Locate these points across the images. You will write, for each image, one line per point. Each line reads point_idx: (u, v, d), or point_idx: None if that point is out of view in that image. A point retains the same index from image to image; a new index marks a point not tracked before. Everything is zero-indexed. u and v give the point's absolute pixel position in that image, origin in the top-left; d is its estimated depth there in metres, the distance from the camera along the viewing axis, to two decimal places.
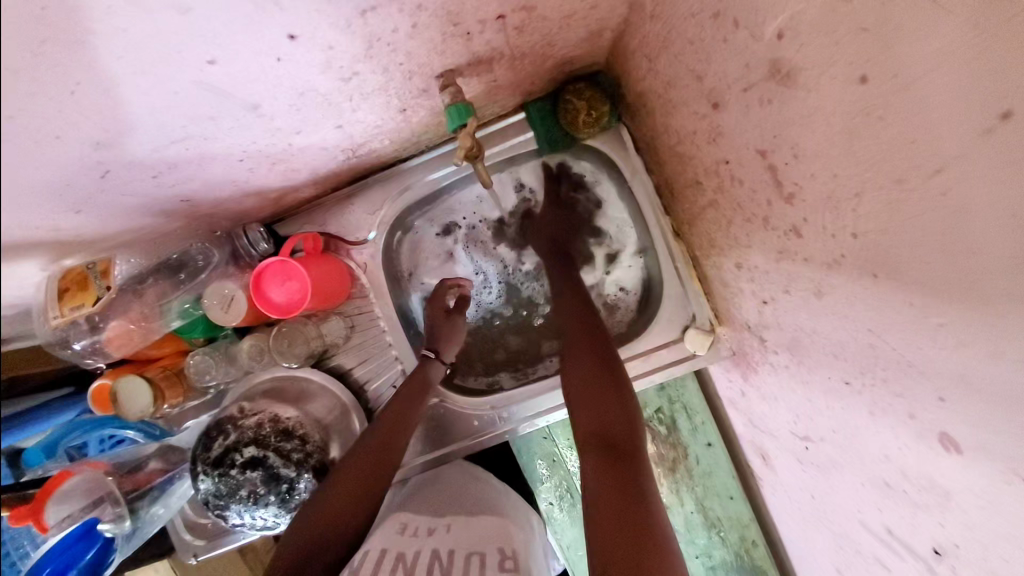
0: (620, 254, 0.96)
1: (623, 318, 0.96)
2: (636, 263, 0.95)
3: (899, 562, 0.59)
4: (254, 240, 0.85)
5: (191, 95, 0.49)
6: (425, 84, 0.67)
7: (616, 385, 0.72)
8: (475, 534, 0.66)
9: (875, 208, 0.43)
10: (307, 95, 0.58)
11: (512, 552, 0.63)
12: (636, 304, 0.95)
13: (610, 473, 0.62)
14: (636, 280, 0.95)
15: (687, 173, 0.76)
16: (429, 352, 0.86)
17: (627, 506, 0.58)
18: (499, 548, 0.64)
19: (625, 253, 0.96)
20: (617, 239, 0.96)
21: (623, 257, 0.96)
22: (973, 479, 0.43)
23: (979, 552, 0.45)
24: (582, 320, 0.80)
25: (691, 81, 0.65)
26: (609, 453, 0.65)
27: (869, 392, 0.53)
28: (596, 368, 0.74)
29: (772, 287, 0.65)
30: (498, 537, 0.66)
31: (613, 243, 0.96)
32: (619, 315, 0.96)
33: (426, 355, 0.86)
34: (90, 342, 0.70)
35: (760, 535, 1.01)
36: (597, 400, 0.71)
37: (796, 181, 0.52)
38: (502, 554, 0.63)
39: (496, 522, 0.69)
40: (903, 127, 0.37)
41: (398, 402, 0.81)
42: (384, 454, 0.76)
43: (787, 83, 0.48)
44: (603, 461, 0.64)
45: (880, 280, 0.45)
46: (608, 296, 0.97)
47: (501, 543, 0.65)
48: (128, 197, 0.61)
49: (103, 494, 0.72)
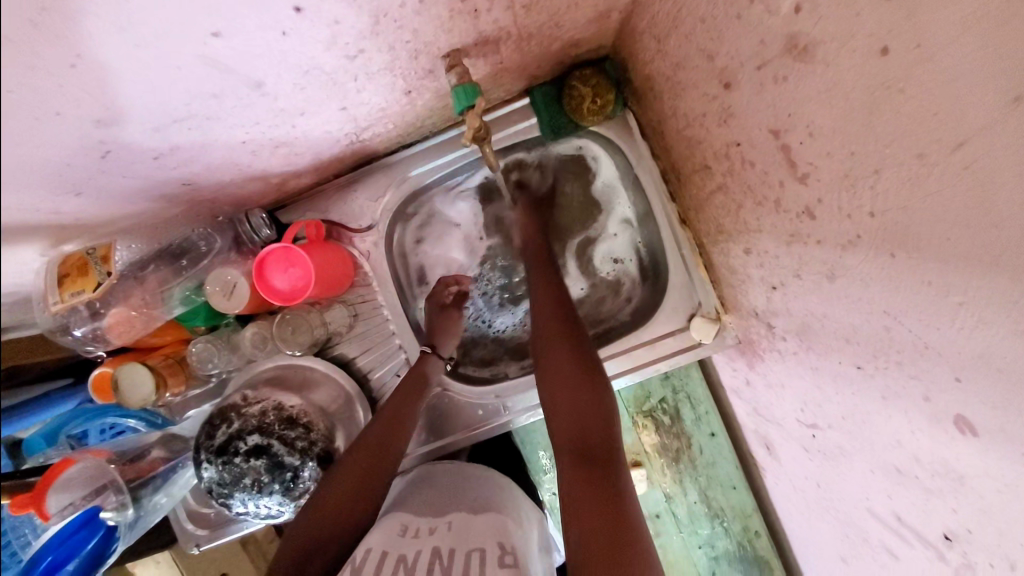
0: (607, 224, 0.96)
1: (622, 289, 0.96)
2: (622, 229, 0.95)
3: (908, 548, 0.59)
4: (257, 226, 0.83)
5: (193, 70, 0.48)
6: (431, 65, 0.65)
7: (594, 384, 0.69)
8: (476, 529, 0.65)
9: (895, 185, 0.42)
10: (312, 73, 0.57)
11: (512, 548, 0.62)
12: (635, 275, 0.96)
13: (587, 487, 0.60)
14: (629, 248, 0.96)
15: (695, 158, 0.75)
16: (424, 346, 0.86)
17: (609, 520, 0.57)
18: (499, 543, 0.63)
19: (612, 222, 0.95)
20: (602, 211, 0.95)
21: (609, 224, 0.96)
22: (988, 462, 0.43)
23: (993, 536, 0.45)
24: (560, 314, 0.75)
25: (702, 62, 0.64)
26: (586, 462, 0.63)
27: (881, 375, 0.53)
28: (571, 360, 0.71)
29: (782, 272, 0.65)
30: (500, 532, 0.65)
31: (600, 214, 0.95)
32: (618, 288, 0.97)
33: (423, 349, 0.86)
34: (91, 329, 0.70)
35: (763, 525, 1.01)
36: (575, 404, 0.68)
37: (810, 161, 0.51)
38: (502, 549, 0.62)
39: (496, 518, 0.68)
40: (923, 101, 0.37)
41: (396, 396, 0.80)
42: (385, 448, 0.75)
43: (803, 58, 0.47)
44: (581, 473, 0.62)
45: (898, 259, 0.44)
46: (603, 268, 0.97)
47: (501, 538, 0.64)
48: (129, 179, 0.59)
49: (105, 483, 0.71)
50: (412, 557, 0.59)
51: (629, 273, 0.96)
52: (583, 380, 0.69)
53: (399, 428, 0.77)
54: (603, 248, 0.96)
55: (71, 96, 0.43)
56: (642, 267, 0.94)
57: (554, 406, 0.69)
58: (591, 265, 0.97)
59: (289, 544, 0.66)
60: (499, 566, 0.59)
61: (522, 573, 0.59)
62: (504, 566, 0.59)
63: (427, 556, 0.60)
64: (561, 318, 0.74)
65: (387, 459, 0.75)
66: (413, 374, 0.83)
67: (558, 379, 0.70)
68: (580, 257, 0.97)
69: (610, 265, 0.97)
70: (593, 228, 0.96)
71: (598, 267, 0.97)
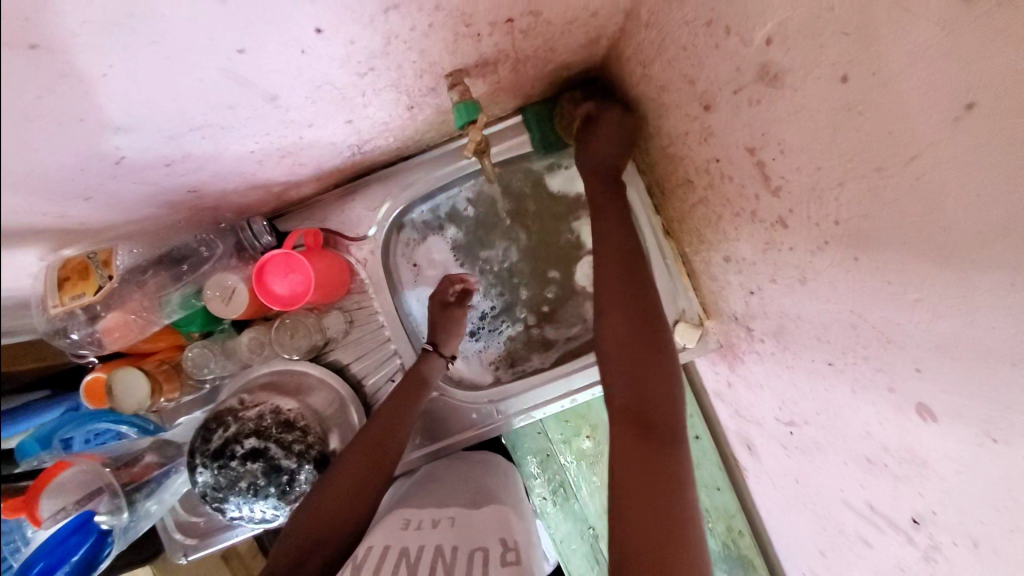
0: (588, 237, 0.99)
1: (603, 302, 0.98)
2: None
3: (881, 536, 0.63)
4: (259, 233, 0.86)
5: (216, 82, 0.51)
6: (433, 82, 0.69)
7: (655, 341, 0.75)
8: (479, 528, 0.65)
9: (857, 197, 0.47)
10: (324, 88, 0.60)
11: (513, 545, 0.63)
12: None
13: (645, 448, 0.66)
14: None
15: (678, 172, 0.81)
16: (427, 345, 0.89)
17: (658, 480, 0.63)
18: (501, 539, 0.64)
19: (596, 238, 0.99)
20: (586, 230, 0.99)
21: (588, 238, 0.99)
22: (949, 446, 0.48)
23: (956, 516, 0.50)
24: (622, 266, 0.79)
25: (684, 85, 0.69)
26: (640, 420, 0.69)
27: (850, 370, 0.58)
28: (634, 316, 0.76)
29: (758, 278, 0.70)
30: (504, 529, 0.66)
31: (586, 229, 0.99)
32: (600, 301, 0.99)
33: (425, 348, 0.89)
34: (89, 333, 0.68)
35: (746, 524, 1.05)
36: (630, 353, 0.74)
37: (782, 176, 0.57)
38: (504, 546, 0.62)
39: (499, 516, 0.69)
40: (879, 123, 0.42)
41: (389, 398, 0.82)
42: (379, 450, 0.76)
43: (774, 84, 0.53)
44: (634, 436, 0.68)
45: (862, 263, 0.49)
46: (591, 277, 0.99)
47: (503, 535, 0.64)
48: (138, 185, 0.61)
49: (101, 486, 0.72)
50: (415, 552, 0.60)
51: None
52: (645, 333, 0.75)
53: (393, 431, 0.79)
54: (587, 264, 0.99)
55: (99, 103, 0.45)
56: None
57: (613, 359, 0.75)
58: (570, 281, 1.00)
59: (286, 546, 0.67)
60: (501, 565, 0.59)
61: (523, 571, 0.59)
62: (506, 564, 0.59)
63: (430, 553, 0.60)
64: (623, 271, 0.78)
65: (380, 462, 0.76)
66: (409, 378, 0.85)
67: (619, 334, 0.75)
68: (559, 271, 1.00)
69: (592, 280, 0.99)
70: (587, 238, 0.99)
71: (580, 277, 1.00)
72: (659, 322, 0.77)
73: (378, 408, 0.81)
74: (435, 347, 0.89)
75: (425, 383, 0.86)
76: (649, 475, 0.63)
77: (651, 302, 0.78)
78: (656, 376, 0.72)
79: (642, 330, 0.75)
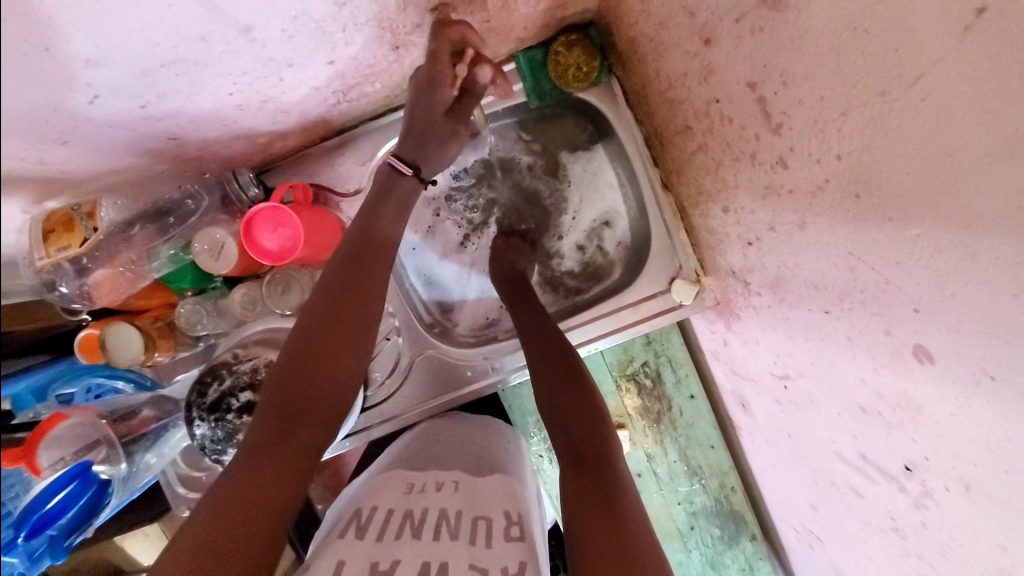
0: (598, 188, 0.96)
1: (600, 247, 0.98)
2: (610, 195, 0.96)
3: (872, 485, 0.64)
4: (245, 185, 0.83)
5: (183, 7, 0.48)
6: (419, 18, 0.66)
7: (582, 387, 0.71)
8: (486, 493, 0.61)
9: (860, 124, 0.45)
10: (301, 19, 0.57)
11: (519, 519, 0.58)
12: (630, 246, 0.96)
13: (590, 481, 0.61)
14: (604, 204, 0.96)
15: (677, 118, 0.78)
16: (407, 169, 0.69)
17: (610, 522, 0.56)
18: (505, 512, 0.59)
19: (584, 175, 0.96)
20: (575, 170, 0.96)
21: (600, 190, 0.96)
22: (944, 385, 0.47)
23: (948, 460, 0.50)
24: (542, 327, 0.80)
25: (683, 19, 0.66)
26: (574, 464, 0.64)
27: (847, 316, 0.57)
28: (556, 361, 0.75)
29: (757, 227, 0.68)
30: (513, 501, 0.61)
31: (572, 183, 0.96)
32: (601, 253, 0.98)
33: (401, 170, 0.70)
34: (79, 287, 0.69)
35: (738, 481, 1.06)
36: (558, 388, 0.72)
37: (784, 111, 0.54)
38: (508, 520, 0.57)
39: (506, 483, 0.63)
40: (887, 38, 0.40)
41: (322, 293, 0.63)
42: (327, 363, 0.60)
43: (777, 8, 0.50)
44: (580, 480, 0.62)
45: (863, 200, 0.47)
46: (580, 237, 0.97)
47: (507, 507, 0.60)
48: (114, 130, 0.59)
49: (99, 438, 0.72)
50: (419, 513, 0.57)
51: (604, 231, 0.97)
52: (571, 381, 0.72)
53: (344, 339, 0.62)
54: (567, 217, 0.97)
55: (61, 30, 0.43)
56: (634, 245, 0.95)
57: (556, 409, 0.70)
58: (567, 230, 0.97)
59: (232, 490, 0.51)
60: (505, 539, 0.54)
61: (531, 546, 0.54)
62: (511, 539, 0.54)
63: (434, 516, 0.56)
64: (542, 329, 0.79)
65: (340, 377, 0.61)
66: (354, 264, 0.65)
67: (545, 375, 0.74)
68: (562, 224, 0.97)
69: (592, 221, 0.97)
70: (597, 190, 0.96)
71: (583, 234, 0.97)
72: (577, 364, 0.75)
73: (322, 291, 0.63)
74: (417, 171, 0.71)
75: (372, 269, 0.66)
76: (585, 500, 0.59)
77: (566, 352, 0.76)
78: (580, 419, 0.68)
79: (559, 382, 0.72)
